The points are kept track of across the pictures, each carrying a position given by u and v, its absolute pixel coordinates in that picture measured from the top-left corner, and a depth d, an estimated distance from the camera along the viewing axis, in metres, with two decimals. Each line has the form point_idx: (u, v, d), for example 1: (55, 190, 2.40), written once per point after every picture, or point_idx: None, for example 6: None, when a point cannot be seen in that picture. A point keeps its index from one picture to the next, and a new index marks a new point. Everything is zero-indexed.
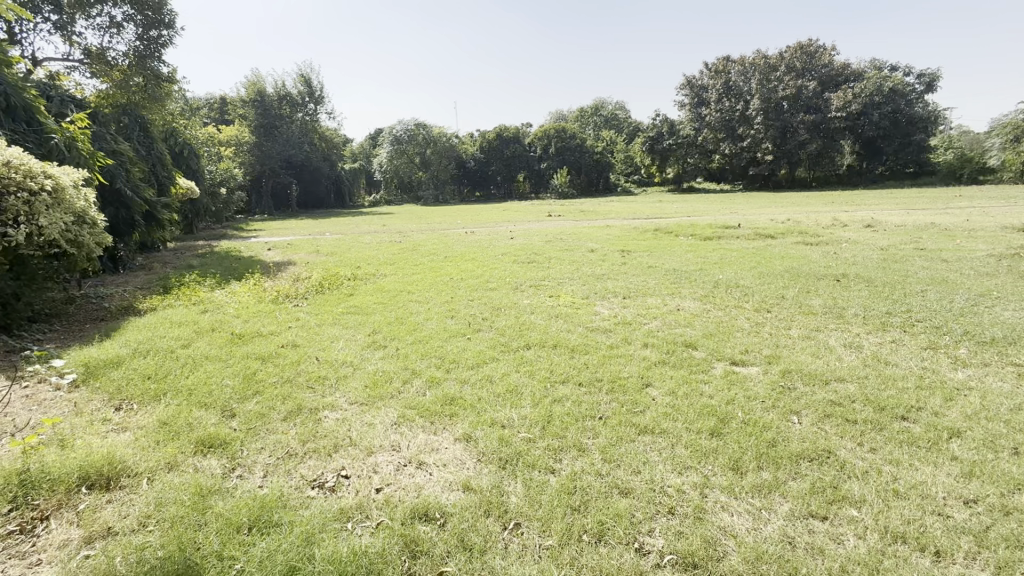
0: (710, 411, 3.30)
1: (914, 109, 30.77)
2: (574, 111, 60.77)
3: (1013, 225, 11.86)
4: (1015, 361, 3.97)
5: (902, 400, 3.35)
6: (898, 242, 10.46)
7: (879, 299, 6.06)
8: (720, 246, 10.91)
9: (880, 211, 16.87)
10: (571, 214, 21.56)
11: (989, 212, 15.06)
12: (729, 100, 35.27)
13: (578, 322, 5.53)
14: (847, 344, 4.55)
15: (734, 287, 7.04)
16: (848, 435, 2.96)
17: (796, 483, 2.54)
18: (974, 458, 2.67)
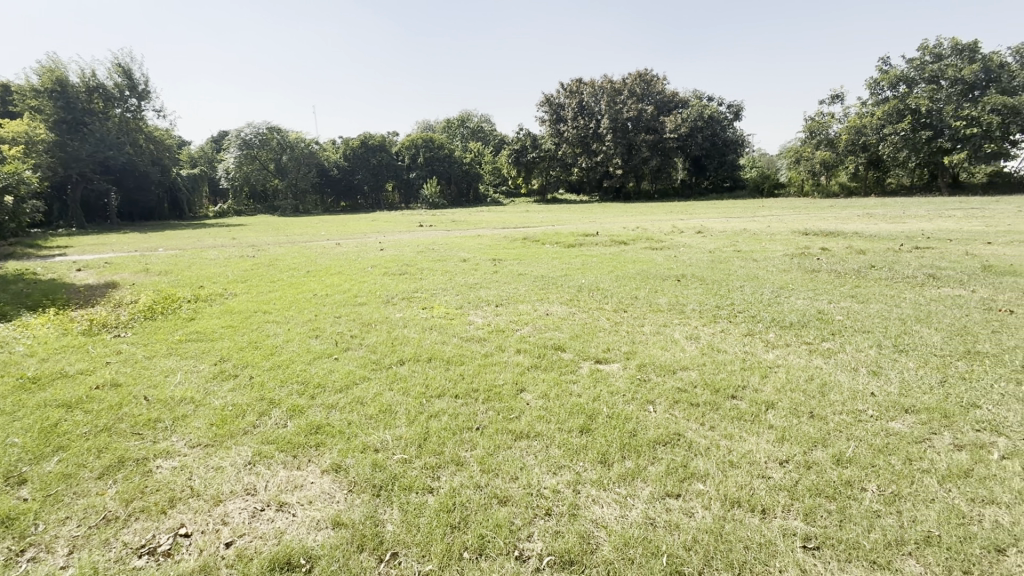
0: (579, 409, 3.50)
1: (726, 133, 36.78)
2: (441, 122, 61.13)
3: (799, 230, 14.78)
4: (807, 340, 4.90)
5: (731, 381, 3.92)
6: (721, 245, 12.35)
7: (710, 294, 7.06)
8: (581, 253, 11.78)
9: (708, 219, 19.76)
10: (443, 224, 21.59)
11: (783, 219, 18.57)
12: (583, 118, 38.39)
13: (452, 332, 5.50)
14: (688, 336, 5.20)
15: (596, 290, 7.64)
16: (693, 417, 3.36)
17: (654, 467, 2.79)
18: (784, 424, 3.21)
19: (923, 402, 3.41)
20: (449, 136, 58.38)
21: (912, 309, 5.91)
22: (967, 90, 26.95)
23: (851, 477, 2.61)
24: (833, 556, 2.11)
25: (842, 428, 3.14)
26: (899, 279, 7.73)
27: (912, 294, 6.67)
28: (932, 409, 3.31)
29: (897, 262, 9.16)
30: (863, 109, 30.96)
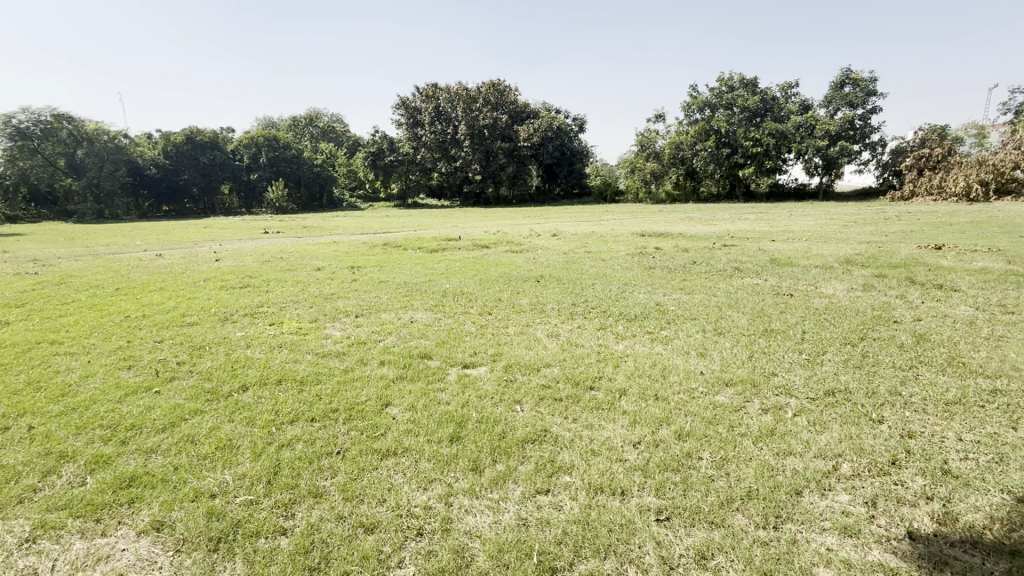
0: (448, 418, 3.42)
1: (573, 144, 40.17)
2: (286, 120, 56.09)
3: (636, 232, 16.67)
4: (648, 330, 5.49)
5: (589, 373, 4.20)
6: (574, 247, 13.34)
7: (566, 293, 7.53)
8: (445, 258, 11.73)
9: (561, 223, 21.24)
10: (293, 230, 19.79)
11: (623, 222, 20.79)
12: (440, 124, 38.40)
13: (306, 349, 5.01)
14: (549, 334, 5.46)
15: (461, 294, 7.65)
16: (557, 412, 3.50)
17: (524, 466, 2.83)
18: (634, 408, 3.52)
19: (738, 375, 4.03)
20: (296, 135, 53.76)
21: (724, 297, 7.01)
22: (752, 116, 33.19)
23: (690, 449, 2.96)
24: (680, 523, 2.34)
25: (680, 406, 3.55)
26: (714, 272, 9.12)
27: (724, 285, 7.92)
28: (744, 380, 3.93)
29: (711, 258, 10.81)
30: (680, 128, 36.15)
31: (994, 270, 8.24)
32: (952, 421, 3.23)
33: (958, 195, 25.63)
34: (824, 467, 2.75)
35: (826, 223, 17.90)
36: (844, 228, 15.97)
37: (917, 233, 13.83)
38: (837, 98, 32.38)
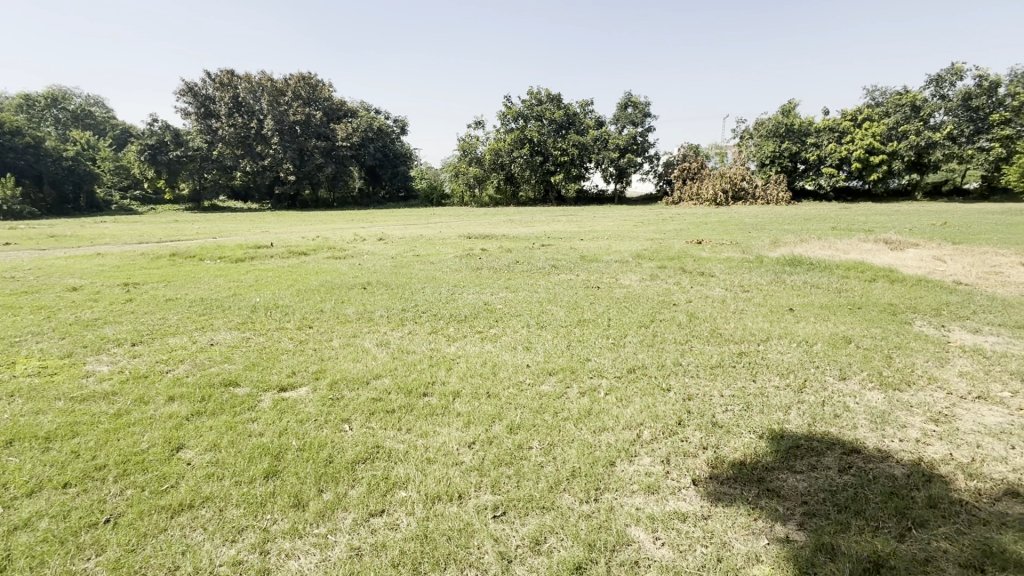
0: (261, 451, 2.98)
1: (395, 146, 39.69)
2: (13, 97, 43.09)
3: (463, 234, 17.10)
4: (478, 329, 5.63)
5: (421, 380, 4.11)
6: (401, 251, 13.05)
7: (395, 299, 7.29)
8: (254, 267, 10.36)
9: (388, 226, 20.65)
10: (29, 240, 15.23)
11: (449, 225, 21.15)
12: (240, 116, 33.84)
13: (56, 393, 3.87)
14: (379, 343, 5.20)
15: (274, 307, 6.80)
16: (390, 425, 3.34)
17: (354, 490, 2.62)
18: (468, 409, 3.56)
19: (559, 364, 4.39)
20: (30, 119, 41.53)
21: (544, 293, 7.61)
22: (558, 128, 36.94)
23: (521, 440, 3.10)
24: (514, 514, 2.43)
25: (511, 400, 3.71)
26: (535, 270, 9.84)
27: (543, 281, 8.59)
28: (564, 368, 4.30)
29: (532, 257, 11.64)
30: (498, 135, 38.28)
31: (734, 259, 10.59)
32: (716, 381, 4.03)
33: (709, 201, 32.38)
34: (631, 436, 3.14)
35: (621, 223, 20.81)
36: (634, 227, 18.79)
37: (684, 231, 17.02)
38: (623, 117, 37.96)
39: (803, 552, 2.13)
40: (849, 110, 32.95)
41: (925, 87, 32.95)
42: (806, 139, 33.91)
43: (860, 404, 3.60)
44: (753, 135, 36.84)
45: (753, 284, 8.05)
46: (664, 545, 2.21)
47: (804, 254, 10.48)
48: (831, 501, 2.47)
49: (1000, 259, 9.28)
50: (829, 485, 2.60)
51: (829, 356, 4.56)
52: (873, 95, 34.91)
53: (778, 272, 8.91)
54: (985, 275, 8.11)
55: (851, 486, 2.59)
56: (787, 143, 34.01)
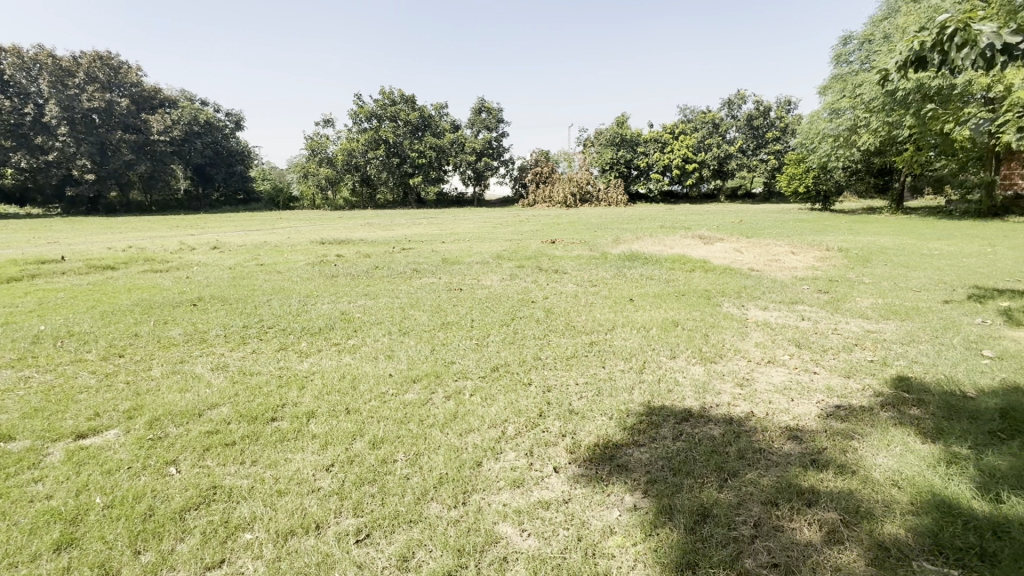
0: (49, 518, 2.38)
1: (228, 143, 35.37)
2: None
3: (315, 239, 15.88)
4: (335, 341, 5.26)
5: (268, 404, 3.68)
6: (241, 260, 11.62)
7: (234, 315, 6.44)
8: (35, 287, 8.27)
9: (224, 233, 18.25)
10: None
11: (299, 230, 19.46)
12: (7, 98, 26.87)
13: None
14: (214, 367, 4.53)
15: (67, 336, 5.52)
16: (229, 461, 2.93)
17: (185, 543, 2.24)
18: (325, 429, 3.29)
19: (423, 370, 4.30)
20: None
21: (406, 298, 7.41)
22: (414, 130, 36.43)
23: (385, 454, 2.96)
24: (380, 534, 2.30)
25: (372, 413, 3.52)
26: (395, 275, 9.54)
27: (405, 286, 8.37)
28: (428, 374, 4.23)
29: (392, 261, 11.28)
30: (350, 135, 36.37)
31: (584, 256, 11.54)
32: (571, 371, 4.33)
33: (560, 203, 34.97)
34: (495, 434, 3.21)
35: (481, 225, 21.32)
36: (493, 229, 19.36)
37: (540, 231, 18.07)
38: (478, 122, 38.95)
39: (647, 516, 2.38)
40: (669, 125, 38.26)
41: (721, 108, 39.70)
42: (636, 148, 38.45)
43: (687, 378, 4.17)
44: (594, 143, 40.63)
45: (599, 278, 8.87)
46: (531, 536, 2.29)
47: (640, 250, 11.87)
48: (667, 466, 2.81)
49: (778, 249, 11.59)
50: (666, 453, 2.96)
51: (662, 339, 5.21)
52: (685, 113, 41.02)
53: (619, 266, 9.93)
54: (769, 262, 10.06)
55: (683, 450, 2.99)
56: (622, 151, 38.22)
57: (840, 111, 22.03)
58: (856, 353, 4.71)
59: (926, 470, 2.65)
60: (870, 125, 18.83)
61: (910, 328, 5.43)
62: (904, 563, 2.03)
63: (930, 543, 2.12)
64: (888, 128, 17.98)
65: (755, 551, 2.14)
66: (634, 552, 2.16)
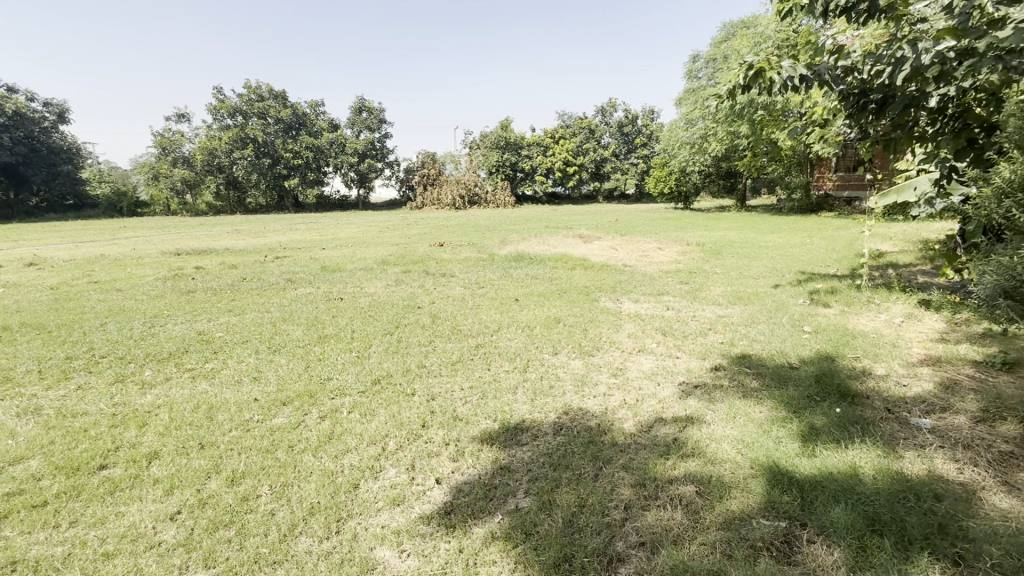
0: None
1: (48, 139, 29.69)
2: None
3: (170, 250, 13.95)
4: (188, 367, 4.61)
5: (96, 450, 3.10)
6: (67, 278, 9.77)
7: (53, 345, 5.36)
8: None
9: (45, 247, 15.24)
10: None
11: (148, 240, 16.95)
12: None
13: None
14: (20, 413, 3.70)
15: None
16: (38, 526, 2.40)
17: None
18: (171, 471, 2.85)
19: (294, 391, 3.94)
20: None
21: (278, 311, 6.79)
22: (287, 128, 33.83)
23: (246, 491, 2.65)
24: None
25: (232, 445, 3.14)
26: (266, 287, 8.71)
27: (278, 298, 7.67)
28: (301, 394, 3.89)
29: (263, 272, 10.30)
30: (211, 132, 32.63)
31: (471, 258, 11.58)
32: (456, 376, 4.28)
33: (449, 205, 34.82)
34: (375, 451, 3.05)
35: (365, 230, 20.39)
36: (378, 234, 18.61)
37: (427, 234, 17.78)
38: (358, 121, 37.29)
39: (528, 515, 2.42)
40: (549, 129, 40.09)
41: (595, 115, 42.59)
42: (520, 151, 39.69)
43: (567, 373, 4.35)
44: (480, 146, 41.12)
45: (486, 280, 8.96)
46: (410, 556, 2.19)
47: (525, 250, 12.23)
48: (547, 462, 2.89)
49: (647, 245, 12.71)
50: (547, 449, 3.05)
51: (545, 337, 5.39)
52: (563, 118, 43.28)
53: (506, 267, 10.13)
54: (639, 257, 10.98)
55: (563, 445, 3.10)
56: (507, 154, 39.19)
57: (694, 121, 24.84)
58: (709, 337, 5.31)
59: (762, 436, 3.05)
60: (717, 134, 21.50)
61: (750, 310, 6.27)
62: (745, 523, 2.30)
63: (764, 501, 2.43)
64: (730, 137, 20.69)
65: (626, 533, 2.27)
66: (514, 555, 2.16)
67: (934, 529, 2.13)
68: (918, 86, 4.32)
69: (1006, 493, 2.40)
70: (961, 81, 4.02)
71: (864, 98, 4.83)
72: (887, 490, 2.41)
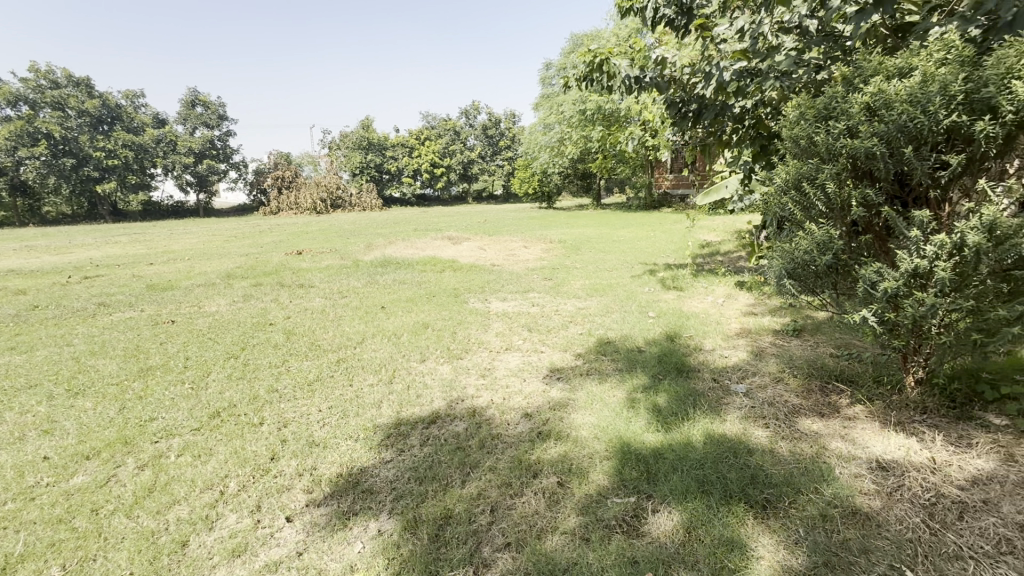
0: None
1: None
2: None
3: None
4: None
5: None
6: None
7: None
8: None
9: None
10: None
11: None
12: None
13: None
14: None
15: None
16: None
17: None
18: None
19: (102, 440, 3.26)
20: None
21: (84, 344, 5.60)
22: (96, 123, 28.77)
23: None
24: None
25: (8, 522, 2.48)
26: (69, 315, 7.16)
27: (84, 327, 6.34)
28: (112, 443, 3.23)
29: (65, 296, 8.46)
30: None
31: (333, 266, 10.83)
32: (313, 397, 3.92)
33: (309, 210, 32.26)
34: (211, 497, 2.65)
35: (206, 240, 17.93)
36: (223, 244, 16.54)
37: (282, 242, 16.24)
38: (194, 117, 32.86)
39: (392, 537, 2.29)
40: (413, 131, 39.39)
41: (460, 117, 42.94)
42: (385, 152, 38.38)
43: (435, 379, 4.26)
44: (340, 146, 38.90)
45: (350, 288, 8.44)
46: None
47: (392, 255, 11.81)
48: (413, 477, 2.77)
49: (514, 244, 13.12)
50: (413, 463, 2.92)
51: (413, 344, 5.21)
52: (428, 119, 42.87)
53: (371, 274, 9.66)
54: (506, 257, 11.29)
55: (429, 456, 3.00)
56: (370, 155, 37.59)
57: (551, 126, 26.37)
58: (571, 328, 5.62)
59: (615, 419, 3.29)
60: (572, 138, 23.07)
61: (605, 301, 6.80)
62: (600, 504, 2.44)
63: (617, 480, 2.62)
64: (584, 141, 22.28)
65: (492, 537, 2.27)
66: None
67: (748, 481, 2.49)
68: (724, 98, 5.05)
69: (797, 439, 2.90)
70: (753, 96, 4.78)
71: (685, 107, 5.46)
72: (714, 452, 2.76)
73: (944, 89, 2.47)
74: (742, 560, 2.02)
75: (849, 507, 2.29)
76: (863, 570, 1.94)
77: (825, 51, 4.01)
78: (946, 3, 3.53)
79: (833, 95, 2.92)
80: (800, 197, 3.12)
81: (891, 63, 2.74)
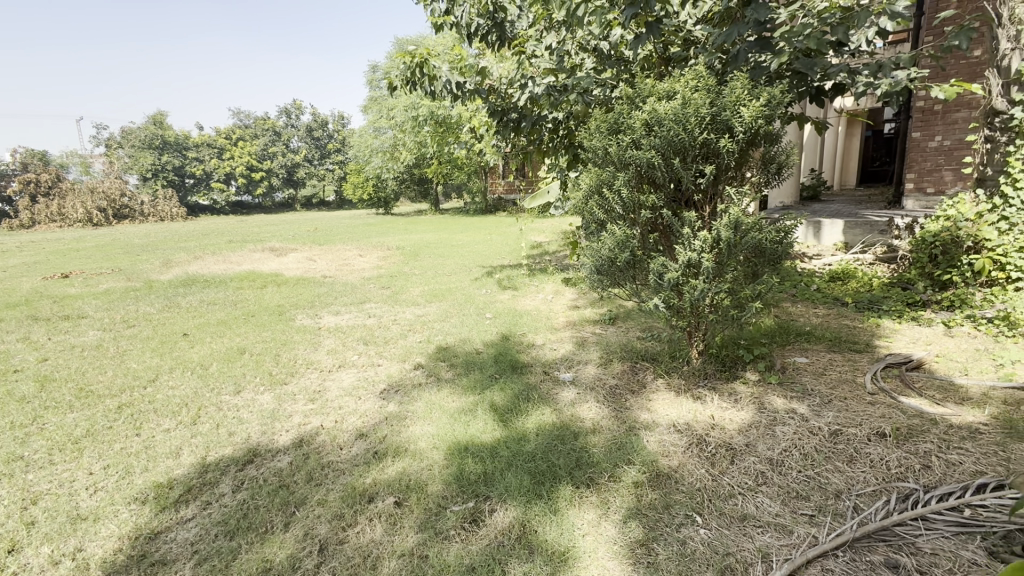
0: None
1: None
2: None
3: None
4: None
5: None
6: None
7: None
8: None
9: None
10: None
11: None
12: None
13: None
14: None
15: None
16: None
17: None
18: None
19: None
20: None
21: None
22: None
23: None
24: None
25: None
26: None
27: None
28: None
29: None
30: None
31: (115, 289, 8.87)
32: (80, 459, 3.09)
33: (81, 221, 25.75)
34: None
35: None
36: None
37: (36, 264, 12.71)
38: None
39: None
40: (222, 130, 34.67)
41: (279, 117, 39.15)
42: (186, 153, 33.20)
43: (252, 412, 3.73)
44: (123, 145, 32.58)
45: (139, 315, 6.99)
46: None
47: (198, 272, 10.11)
48: (221, 532, 2.37)
49: (347, 254, 12.35)
50: (221, 516, 2.49)
51: (225, 374, 4.50)
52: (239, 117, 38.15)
53: (170, 296, 8.13)
54: (340, 267, 10.57)
55: (244, 502, 2.60)
56: (166, 156, 32.05)
57: (382, 130, 25.87)
58: (410, 337, 5.47)
59: (454, 424, 3.27)
60: (405, 144, 22.79)
61: (444, 307, 6.79)
62: (439, 515, 2.39)
63: (455, 486, 2.59)
64: (417, 146, 21.99)
65: None
66: None
67: (575, 464, 2.68)
68: (538, 109, 5.41)
69: (614, 418, 3.23)
70: (563, 109, 5.22)
71: (507, 116, 5.71)
72: (545, 443, 2.91)
73: (697, 110, 3.00)
74: (572, 539, 2.16)
75: (655, 469, 2.63)
76: (667, 524, 2.23)
77: (616, 74, 4.56)
78: (698, 41, 4.31)
79: (620, 111, 3.34)
80: (602, 202, 3.49)
81: (660, 87, 3.22)
